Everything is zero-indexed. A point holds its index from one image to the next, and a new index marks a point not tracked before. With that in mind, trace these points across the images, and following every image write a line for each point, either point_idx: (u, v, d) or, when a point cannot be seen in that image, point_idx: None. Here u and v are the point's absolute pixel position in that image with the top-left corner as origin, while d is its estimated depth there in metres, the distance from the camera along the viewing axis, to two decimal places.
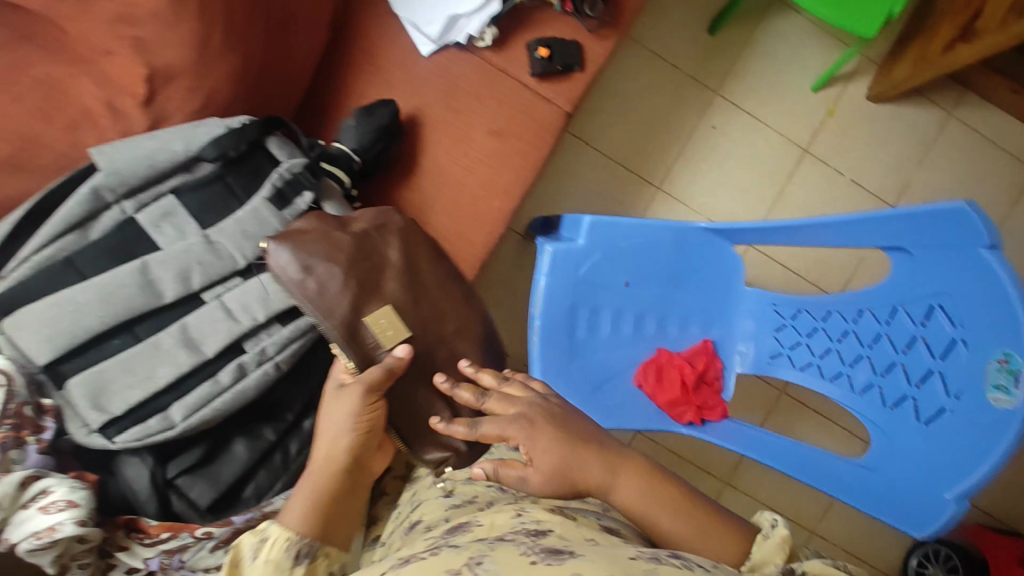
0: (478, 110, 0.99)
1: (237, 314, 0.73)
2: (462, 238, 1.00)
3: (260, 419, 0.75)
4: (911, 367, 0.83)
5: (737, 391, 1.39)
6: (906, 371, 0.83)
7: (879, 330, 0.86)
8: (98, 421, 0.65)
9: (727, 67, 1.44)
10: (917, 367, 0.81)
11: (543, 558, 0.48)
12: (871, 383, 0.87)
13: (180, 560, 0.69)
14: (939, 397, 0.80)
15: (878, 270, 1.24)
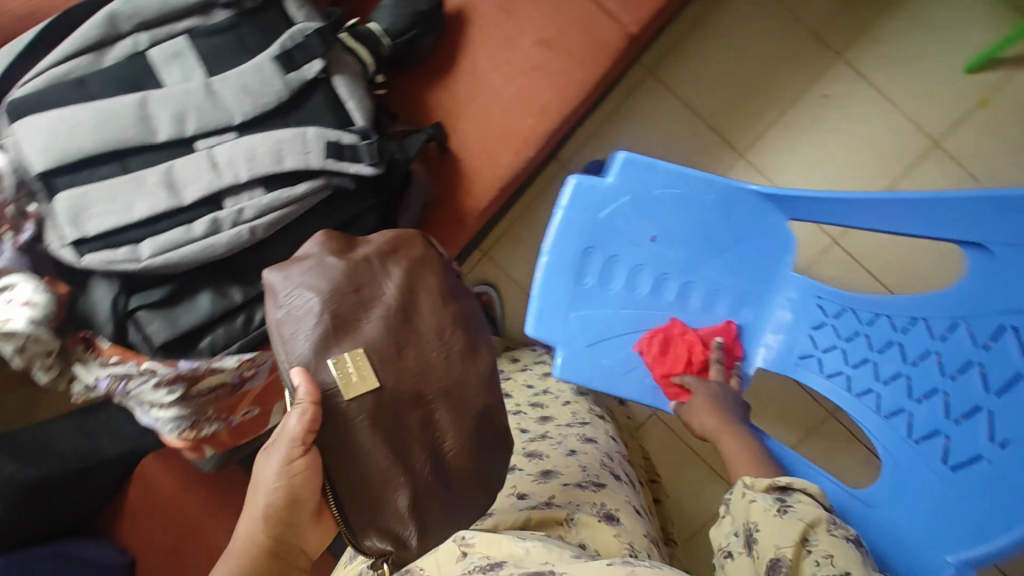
0: (530, 15, 0.89)
1: (223, 167, 0.72)
2: (487, 153, 0.93)
3: (229, 278, 0.74)
4: (954, 399, 0.70)
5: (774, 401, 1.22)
6: (947, 403, 0.70)
7: (930, 347, 0.72)
8: (72, 237, 0.66)
9: (859, 27, 1.21)
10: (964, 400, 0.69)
11: None
12: (902, 407, 0.74)
13: (125, 388, 0.69)
14: (979, 442, 0.67)
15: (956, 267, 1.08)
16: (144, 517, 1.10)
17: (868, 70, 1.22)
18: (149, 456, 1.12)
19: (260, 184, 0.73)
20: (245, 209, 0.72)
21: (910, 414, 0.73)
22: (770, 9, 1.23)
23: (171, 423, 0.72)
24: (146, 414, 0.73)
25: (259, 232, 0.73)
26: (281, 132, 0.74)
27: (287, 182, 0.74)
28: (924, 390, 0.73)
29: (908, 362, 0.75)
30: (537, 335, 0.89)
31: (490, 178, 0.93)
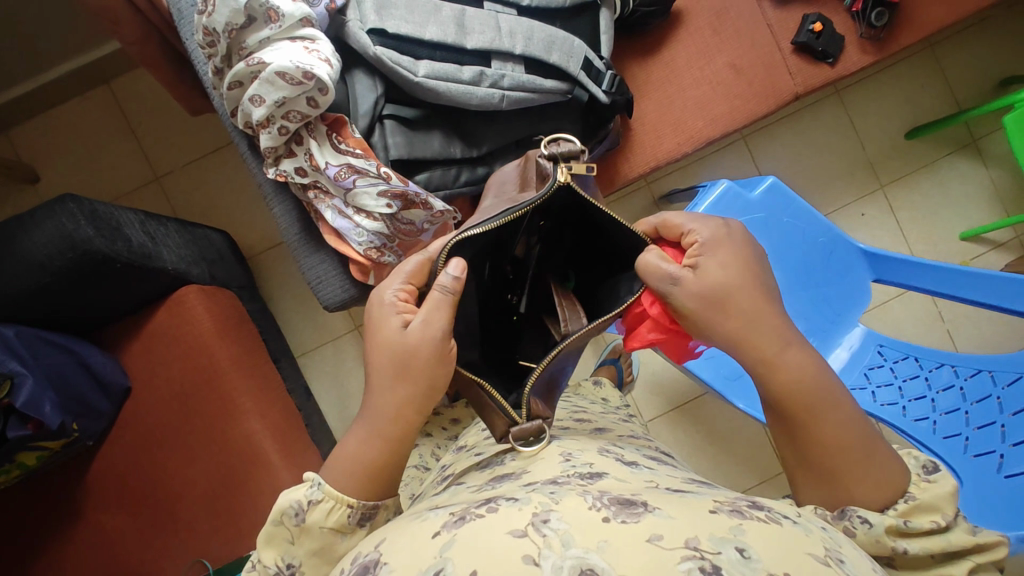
0: (731, 42, 1.05)
1: (503, 34, 0.76)
2: (655, 135, 1.05)
3: (459, 132, 0.78)
4: (1012, 429, 0.85)
5: None
6: (1004, 432, 0.85)
7: (992, 391, 0.88)
8: (371, 26, 0.71)
9: (902, 172, 1.50)
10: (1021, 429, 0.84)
11: (615, 513, 0.38)
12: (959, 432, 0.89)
13: (350, 182, 0.70)
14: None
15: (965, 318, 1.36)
16: (161, 347, 1.01)
17: (897, 208, 1.50)
18: (191, 287, 1.03)
19: (523, 64, 0.78)
20: (504, 78, 0.76)
21: (966, 437, 0.88)
22: (846, 131, 1.50)
23: (367, 235, 0.73)
24: (342, 217, 0.73)
25: (505, 103, 0.76)
26: (555, 30, 0.80)
27: (541, 73, 0.80)
28: (980, 422, 0.88)
29: (967, 399, 0.90)
30: None
31: (649, 156, 1.05)
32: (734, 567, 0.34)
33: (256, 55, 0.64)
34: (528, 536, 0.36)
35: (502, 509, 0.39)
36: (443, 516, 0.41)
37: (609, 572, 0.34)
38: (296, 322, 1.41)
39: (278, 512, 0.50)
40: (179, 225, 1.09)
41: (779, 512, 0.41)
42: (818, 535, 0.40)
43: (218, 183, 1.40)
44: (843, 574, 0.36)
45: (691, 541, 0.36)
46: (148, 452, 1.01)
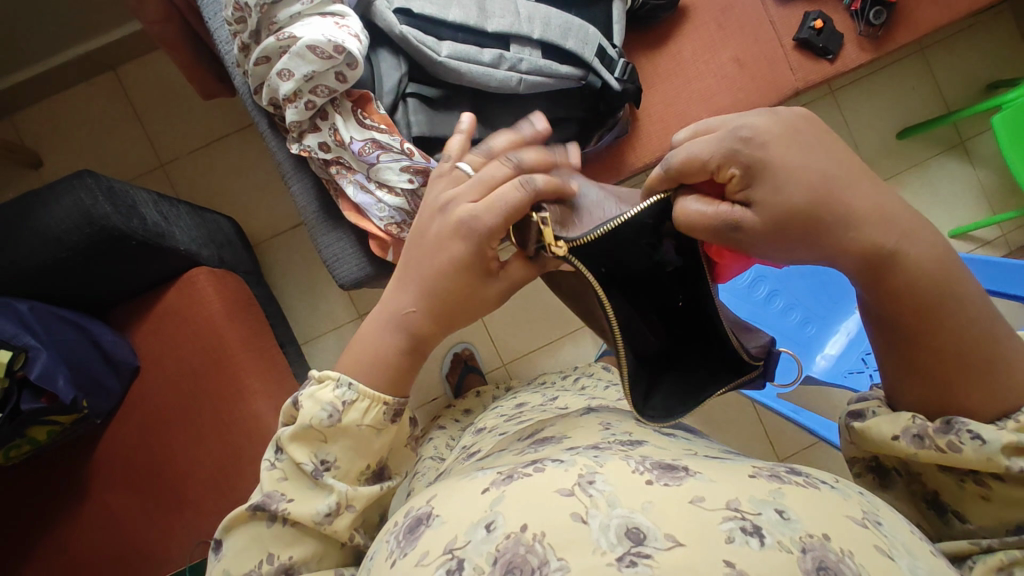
0: (736, 38, 1.09)
1: (522, 19, 0.79)
2: (662, 125, 1.07)
3: (478, 114, 0.80)
4: None
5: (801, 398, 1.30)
6: None
7: None
8: (397, 6, 0.73)
9: (893, 171, 1.55)
10: None
11: (658, 477, 0.37)
12: None
13: (374, 158, 0.71)
14: None
15: None
16: (171, 328, 1.02)
17: None
18: (202, 268, 1.04)
19: (540, 49, 0.80)
20: (523, 62, 0.78)
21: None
22: (840, 130, 1.55)
23: (387, 211, 0.74)
24: (363, 192, 0.74)
25: (523, 86, 0.79)
26: (571, 18, 0.82)
27: (557, 59, 0.82)
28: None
29: None
30: None
31: (656, 145, 1.07)
32: (774, 527, 0.33)
33: (287, 30, 0.66)
34: (576, 495, 0.35)
35: (549, 469, 0.38)
36: (490, 474, 0.41)
37: (654, 530, 0.33)
38: (300, 310, 1.42)
39: (312, 415, 0.50)
40: (190, 207, 1.09)
41: (817, 478, 0.40)
42: (856, 499, 0.38)
43: (224, 170, 1.40)
44: (880, 536, 0.35)
45: (732, 502, 0.34)
46: (157, 432, 1.01)
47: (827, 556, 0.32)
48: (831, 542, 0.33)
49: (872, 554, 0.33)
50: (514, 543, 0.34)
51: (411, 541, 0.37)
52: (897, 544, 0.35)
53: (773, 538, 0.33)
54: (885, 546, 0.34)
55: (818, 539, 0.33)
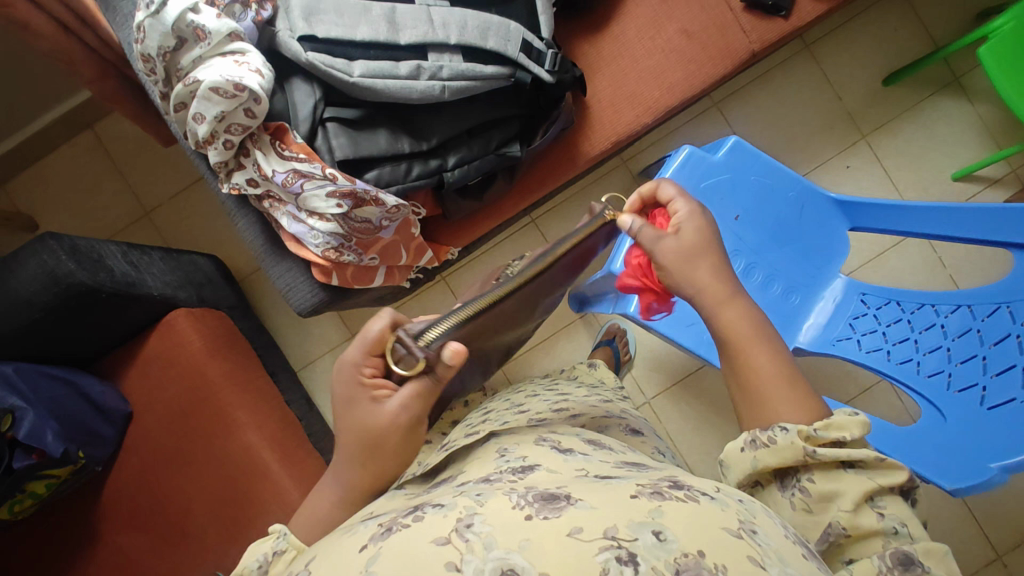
0: (681, 7, 1.05)
1: (436, 27, 0.78)
2: (613, 110, 1.04)
3: (406, 129, 0.79)
4: (993, 361, 0.83)
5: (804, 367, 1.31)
6: (986, 364, 0.83)
7: (971, 324, 0.86)
8: (301, 32, 0.71)
9: (884, 119, 1.47)
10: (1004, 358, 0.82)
11: (539, 510, 0.40)
12: (942, 369, 0.87)
13: (298, 187, 0.71)
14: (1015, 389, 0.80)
15: (962, 261, 1.33)
16: (159, 370, 1.06)
17: (883, 156, 1.47)
18: (180, 311, 1.07)
19: (460, 53, 0.79)
20: (443, 69, 0.77)
21: (949, 373, 0.86)
22: (821, 84, 1.48)
23: (322, 237, 0.75)
24: (297, 222, 0.75)
25: (447, 95, 0.78)
26: (489, 16, 0.81)
27: (481, 60, 0.81)
28: (962, 356, 0.86)
29: (949, 336, 0.88)
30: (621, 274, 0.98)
31: (610, 130, 1.05)
32: (650, 552, 0.38)
33: (192, 75, 0.66)
34: (451, 543, 0.39)
35: (426, 516, 0.42)
36: (372, 528, 0.44)
37: (529, 572, 0.36)
38: (293, 338, 1.45)
39: (242, 566, 0.50)
40: (163, 252, 1.13)
41: (699, 489, 0.45)
42: (734, 509, 0.44)
43: (206, 209, 1.45)
44: (752, 545, 0.40)
45: (610, 531, 0.38)
46: (154, 471, 1.04)
47: (703, 574, 0.37)
48: (706, 559, 0.38)
49: (744, 565, 0.38)
50: None
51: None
52: (769, 553, 0.41)
53: (647, 564, 0.37)
54: (757, 555, 0.39)
55: (693, 558, 0.38)
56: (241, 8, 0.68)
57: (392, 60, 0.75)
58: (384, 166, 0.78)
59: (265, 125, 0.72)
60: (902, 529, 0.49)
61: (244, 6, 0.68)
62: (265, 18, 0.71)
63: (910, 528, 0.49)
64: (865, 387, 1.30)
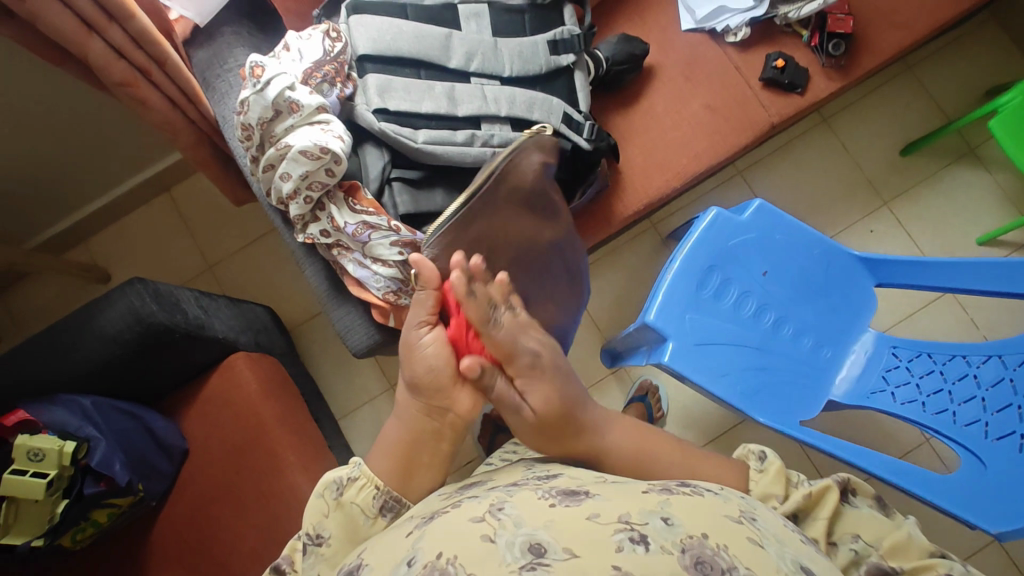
0: (704, 86, 1.16)
1: (489, 101, 0.89)
2: (644, 175, 1.14)
3: (460, 188, 0.89)
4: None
5: (841, 426, 1.30)
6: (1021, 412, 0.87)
7: (1004, 374, 0.90)
8: (375, 105, 0.82)
9: (905, 186, 1.54)
10: None
11: (562, 499, 0.51)
12: (979, 419, 0.90)
13: (366, 237, 0.80)
14: None
15: (995, 322, 1.34)
16: (218, 410, 1.13)
17: (906, 221, 1.52)
18: (240, 354, 1.16)
19: (509, 123, 0.90)
20: (494, 137, 0.88)
21: (987, 422, 0.89)
22: (840, 154, 1.57)
23: (383, 281, 0.83)
24: (362, 267, 0.83)
25: (497, 158, 0.88)
26: (535, 93, 0.93)
27: (526, 130, 0.92)
28: (998, 405, 0.90)
29: (982, 386, 0.91)
30: (656, 325, 1.02)
31: (641, 193, 1.13)
32: (659, 533, 0.47)
33: (284, 141, 0.77)
34: (486, 519, 0.49)
35: (464, 505, 0.53)
36: (417, 519, 0.55)
37: (554, 544, 0.45)
38: (336, 386, 1.52)
39: (324, 483, 0.67)
40: (228, 300, 1.23)
41: (704, 488, 0.57)
42: (736, 502, 0.56)
43: (264, 264, 1.57)
44: (751, 528, 0.51)
45: (624, 517, 0.48)
46: (205, 508, 1.09)
47: (703, 551, 0.46)
48: (708, 540, 0.47)
49: (739, 545, 0.48)
50: (431, 568, 0.45)
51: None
52: (765, 534, 0.52)
53: (657, 543, 0.46)
54: (756, 536, 0.50)
55: (696, 539, 0.47)
56: (329, 86, 0.80)
57: (451, 129, 0.86)
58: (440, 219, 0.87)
59: (341, 183, 0.83)
60: (858, 542, 0.65)
61: (330, 85, 0.80)
62: (347, 94, 0.82)
63: (864, 538, 0.66)
64: (906, 449, 1.28)
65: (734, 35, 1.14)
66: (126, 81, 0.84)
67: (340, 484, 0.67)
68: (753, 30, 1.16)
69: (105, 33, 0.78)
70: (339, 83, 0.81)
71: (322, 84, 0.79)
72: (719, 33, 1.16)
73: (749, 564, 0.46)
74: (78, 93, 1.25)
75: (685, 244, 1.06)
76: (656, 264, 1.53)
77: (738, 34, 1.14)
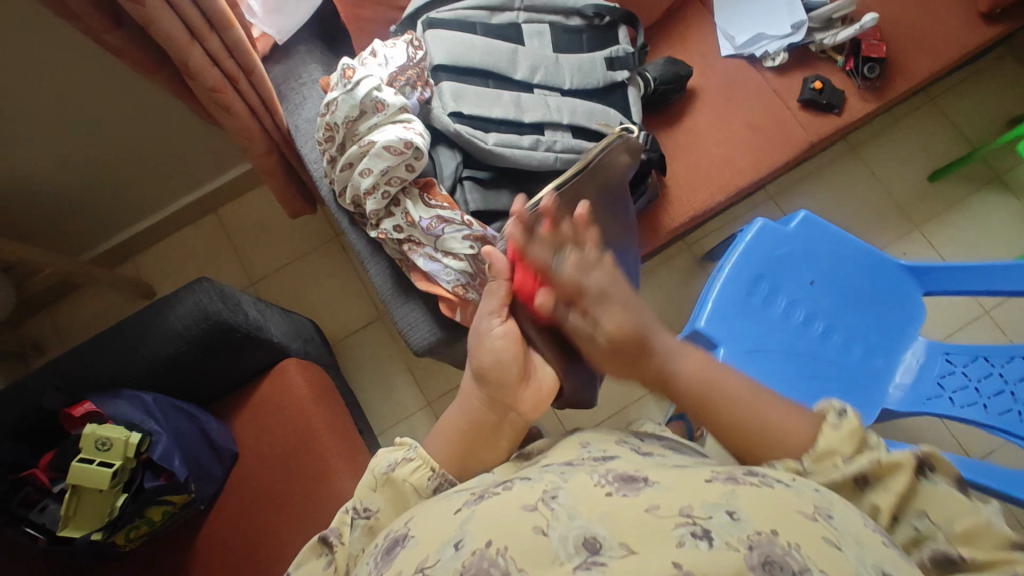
0: (745, 107, 1.21)
1: (552, 110, 0.94)
2: (689, 190, 1.18)
3: (524, 190, 0.93)
4: None
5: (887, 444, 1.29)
6: None
7: None
8: (450, 109, 0.88)
9: (934, 212, 1.57)
10: None
11: (617, 489, 0.51)
12: None
13: (440, 231, 0.84)
14: None
15: None
16: (268, 415, 1.14)
17: (938, 244, 1.55)
18: (292, 360, 1.17)
19: (570, 131, 0.95)
20: (557, 143, 0.93)
21: None
22: (869, 180, 1.61)
23: (454, 274, 0.85)
24: (432, 261, 0.85)
25: (560, 163, 0.92)
26: (593, 105, 0.98)
27: (586, 138, 0.97)
28: None
29: None
30: (707, 330, 1.04)
31: (686, 206, 1.17)
32: (722, 531, 0.45)
33: (367, 138, 0.81)
34: (538, 509, 0.49)
35: (517, 487, 0.54)
36: (467, 496, 0.56)
37: (609, 540, 0.45)
38: (374, 402, 1.52)
39: (377, 461, 0.66)
40: (280, 309, 1.25)
41: (774, 478, 0.52)
42: (810, 496, 0.50)
43: (306, 281, 1.61)
44: (828, 528, 0.47)
45: (685, 511, 0.46)
46: (252, 514, 1.08)
47: (773, 551, 0.43)
48: (777, 538, 0.44)
49: (814, 544, 0.44)
50: (481, 557, 0.46)
51: (388, 560, 0.51)
52: (845, 535, 0.47)
53: (721, 540, 0.44)
54: (833, 537, 0.46)
55: (765, 536, 0.44)
56: (411, 89, 0.86)
57: (518, 134, 0.91)
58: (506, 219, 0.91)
59: (416, 182, 0.87)
60: (921, 522, 0.55)
61: (411, 89, 0.86)
62: (426, 97, 0.88)
63: (928, 518, 0.55)
64: None
65: (772, 59, 1.21)
66: (216, 86, 0.89)
67: (393, 461, 0.66)
68: (790, 55, 1.23)
69: (205, 41, 0.84)
70: (420, 87, 0.87)
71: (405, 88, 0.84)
72: (757, 58, 1.23)
73: (823, 567, 0.42)
74: (147, 110, 1.32)
75: (732, 252, 1.09)
76: (692, 285, 1.56)
77: (776, 58, 1.21)
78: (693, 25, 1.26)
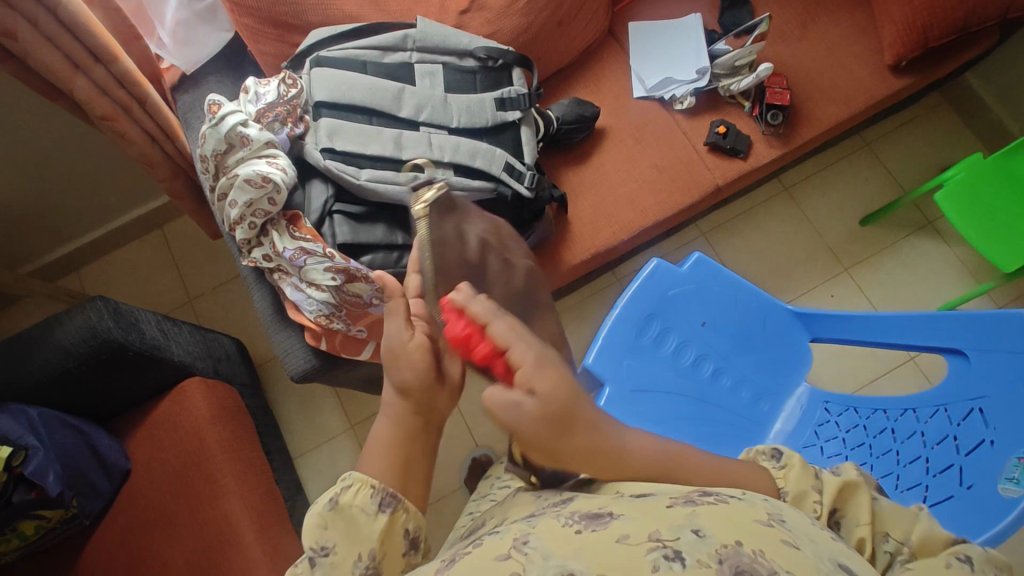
0: (653, 148, 1.23)
1: (434, 148, 0.97)
2: (593, 228, 1.19)
3: (402, 225, 0.95)
4: (934, 460, 0.88)
5: None
6: (928, 463, 0.88)
7: (916, 427, 0.91)
8: (323, 145, 0.91)
9: (864, 256, 1.58)
10: (941, 459, 0.87)
11: (586, 524, 0.45)
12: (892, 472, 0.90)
13: (302, 262, 0.86)
14: (952, 486, 0.85)
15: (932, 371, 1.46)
16: (162, 434, 1.15)
17: (866, 288, 1.55)
18: (194, 380, 1.18)
19: (452, 169, 0.97)
20: (435, 180, 0.95)
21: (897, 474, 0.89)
22: (801, 222, 1.62)
23: (316, 304, 0.88)
24: (298, 291, 0.89)
25: None
26: (479, 144, 1.00)
27: (470, 176, 0.99)
28: (910, 458, 0.90)
29: (897, 441, 0.92)
30: (593, 368, 1.05)
31: (588, 243, 1.19)
32: (692, 547, 0.41)
33: (234, 171, 0.84)
34: (512, 557, 0.43)
35: (487, 541, 0.47)
36: (436, 563, 0.47)
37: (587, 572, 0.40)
38: (295, 425, 1.53)
39: (314, 507, 0.53)
40: (193, 327, 1.26)
41: (726, 494, 0.48)
42: (762, 505, 0.47)
43: (240, 301, 1.63)
44: (784, 531, 0.44)
45: (654, 534, 0.42)
46: (137, 532, 1.09)
47: (742, 560, 0.40)
48: (743, 547, 0.41)
49: (776, 551, 0.41)
50: None
51: None
52: (799, 536, 0.44)
53: (692, 558, 0.40)
54: (791, 539, 0.43)
55: (731, 548, 0.41)
56: (281, 125, 0.90)
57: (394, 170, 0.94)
58: (377, 252, 0.93)
59: (287, 213, 0.90)
60: (889, 543, 0.53)
61: (282, 125, 0.91)
62: (298, 133, 0.92)
63: (893, 536, 0.53)
64: None
65: (680, 102, 1.23)
66: (107, 114, 0.93)
67: (330, 493, 0.54)
68: (699, 99, 1.25)
69: (90, 72, 0.88)
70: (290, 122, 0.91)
71: (274, 124, 0.89)
72: (667, 101, 1.26)
73: (790, 570, 0.39)
74: (83, 129, 1.38)
75: (624, 292, 1.10)
76: None
77: (683, 101, 1.23)
78: (607, 67, 1.29)
